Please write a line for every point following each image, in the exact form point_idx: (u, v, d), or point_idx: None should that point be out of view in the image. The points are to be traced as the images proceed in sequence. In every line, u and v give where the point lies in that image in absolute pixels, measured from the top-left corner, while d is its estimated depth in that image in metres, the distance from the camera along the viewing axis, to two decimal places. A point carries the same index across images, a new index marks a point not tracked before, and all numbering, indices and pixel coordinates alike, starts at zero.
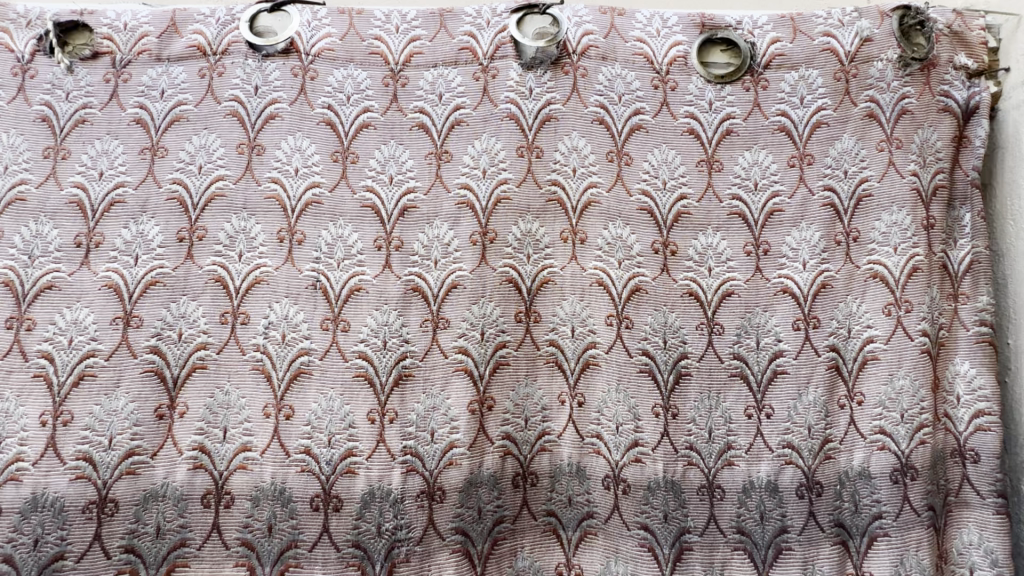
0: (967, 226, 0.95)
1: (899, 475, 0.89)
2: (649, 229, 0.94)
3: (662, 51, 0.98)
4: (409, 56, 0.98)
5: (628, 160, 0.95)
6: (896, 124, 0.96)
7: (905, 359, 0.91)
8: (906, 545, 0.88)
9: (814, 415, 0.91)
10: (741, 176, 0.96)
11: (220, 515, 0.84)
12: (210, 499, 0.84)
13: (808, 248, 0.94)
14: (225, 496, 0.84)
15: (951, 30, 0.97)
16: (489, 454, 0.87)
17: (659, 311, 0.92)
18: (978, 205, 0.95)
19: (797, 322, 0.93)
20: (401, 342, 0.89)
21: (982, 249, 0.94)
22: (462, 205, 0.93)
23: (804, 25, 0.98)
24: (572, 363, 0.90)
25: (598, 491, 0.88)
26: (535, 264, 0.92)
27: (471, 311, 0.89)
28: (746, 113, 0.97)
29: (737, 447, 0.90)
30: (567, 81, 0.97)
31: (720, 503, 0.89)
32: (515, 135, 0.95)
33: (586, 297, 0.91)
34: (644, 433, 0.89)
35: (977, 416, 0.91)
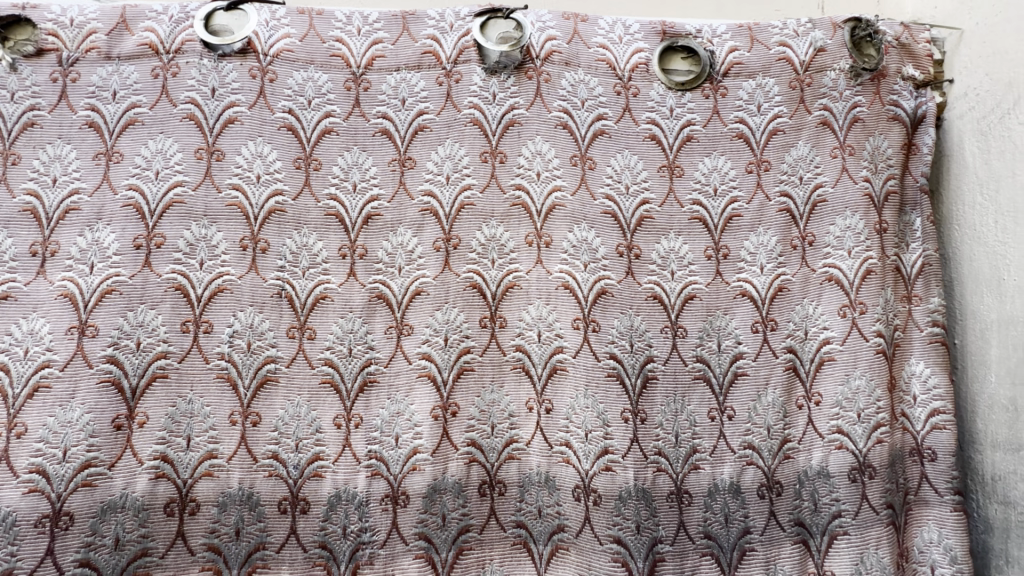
0: (917, 230, 0.99)
1: (857, 473, 0.93)
2: (613, 232, 0.95)
3: (624, 58, 0.99)
4: (371, 59, 0.97)
5: (591, 163, 0.96)
6: (848, 132, 0.99)
7: (860, 359, 0.94)
8: (866, 543, 0.92)
9: (773, 415, 0.93)
10: (702, 182, 0.97)
11: (184, 522, 0.83)
12: (174, 507, 0.83)
13: (765, 252, 0.96)
14: (190, 504, 0.83)
15: (900, 43, 1.01)
16: (453, 461, 0.87)
17: (625, 315, 0.93)
18: (928, 210, 0.99)
19: (756, 324, 0.95)
20: (366, 348, 0.89)
21: (933, 253, 0.98)
22: (426, 211, 0.93)
23: (761, 35, 1.00)
24: (539, 369, 0.90)
25: (569, 502, 0.88)
26: (500, 269, 0.93)
27: (434, 317, 0.90)
28: (705, 120, 0.99)
29: (702, 451, 0.92)
30: (531, 86, 0.97)
31: (688, 508, 0.91)
32: (478, 141, 0.95)
33: (551, 301, 0.92)
34: (613, 439, 0.89)
35: (933, 415, 0.95)
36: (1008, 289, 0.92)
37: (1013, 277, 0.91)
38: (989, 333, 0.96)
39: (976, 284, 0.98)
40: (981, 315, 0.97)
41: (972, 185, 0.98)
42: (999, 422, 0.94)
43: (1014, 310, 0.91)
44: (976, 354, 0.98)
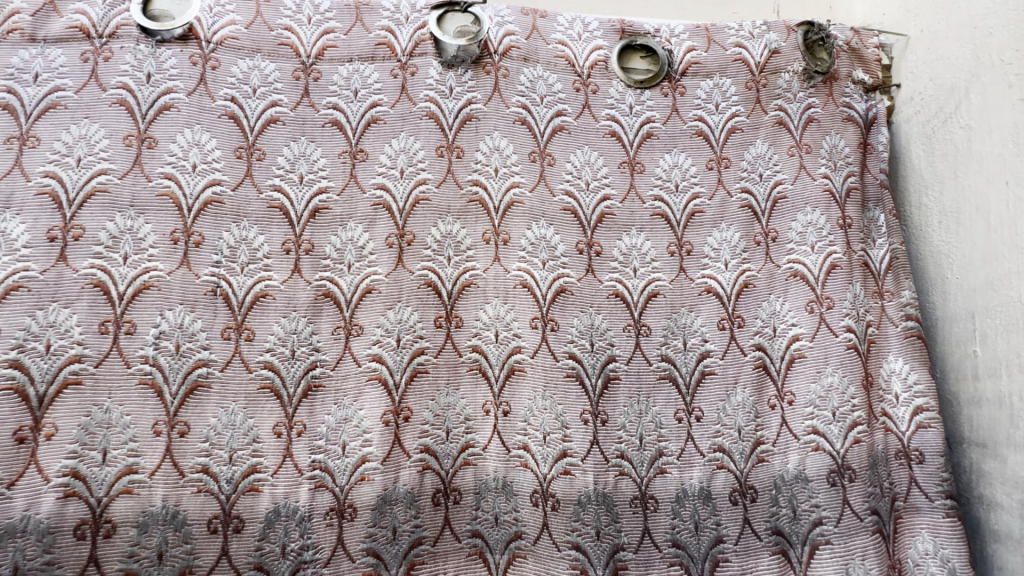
0: (882, 225, 1.01)
1: (837, 477, 0.91)
2: (574, 228, 0.92)
3: (583, 55, 0.98)
4: (321, 48, 0.93)
5: (551, 160, 0.94)
6: (804, 131, 1.01)
7: (830, 355, 0.94)
8: (851, 553, 0.89)
9: (743, 416, 0.91)
10: (663, 178, 0.97)
11: (98, 546, 0.74)
12: (85, 530, 0.74)
13: (729, 248, 0.96)
14: (104, 526, 0.74)
15: (850, 47, 1.04)
16: (406, 469, 0.82)
17: (585, 313, 0.90)
18: (891, 205, 1.02)
19: (721, 322, 0.94)
20: (311, 350, 0.83)
21: (900, 246, 1.00)
22: (378, 206, 0.88)
23: (718, 36, 1.01)
24: (497, 370, 0.87)
25: (526, 507, 0.84)
26: (456, 266, 0.89)
27: (386, 317, 0.85)
28: (665, 118, 0.98)
29: (669, 454, 0.89)
30: (489, 81, 0.95)
31: (654, 514, 0.87)
32: (434, 134, 0.92)
33: (509, 299, 0.88)
34: (572, 441, 0.86)
35: (917, 413, 0.95)
36: (951, 287, 0.97)
37: (956, 274, 0.96)
38: (935, 329, 1.00)
39: (922, 282, 1.02)
40: (927, 312, 1.02)
41: (917, 187, 1.03)
42: (946, 415, 0.99)
43: (959, 307, 0.96)
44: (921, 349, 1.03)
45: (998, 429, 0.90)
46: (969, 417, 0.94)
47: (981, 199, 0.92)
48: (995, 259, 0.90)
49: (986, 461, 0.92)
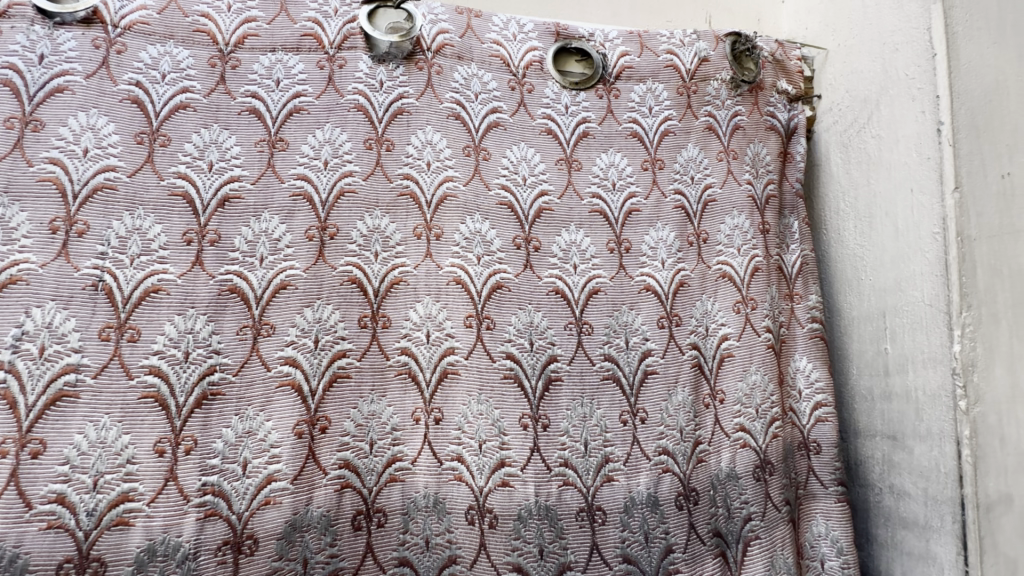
0: (795, 232, 1.04)
1: (760, 472, 0.92)
2: (510, 223, 0.88)
3: (518, 55, 0.97)
4: (241, 37, 0.87)
5: (485, 154, 0.91)
6: (731, 137, 1.03)
7: (754, 354, 0.96)
8: (774, 544, 0.90)
9: (684, 416, 0.89)
10: (600, 176, 0.95)
11: None
12: None
13: (665, 246, 0.95)
14: None
15: (775, 59, 1.09)
16: (322, 488, 0.73)
17: (523, 310, 0.85)
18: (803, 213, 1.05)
19: (661, 320, 0.91)
20: (209, 352, 0.73)
21: (809, 252, 1.03)
22: (297, 197, 0.82)
23: (650, 42, 1.03)
24: (427, 374, 0.80)
25: (461, 527, 0.76)
26: (384, 263, 0.82)
27: (302, 316, 0.77)
28: (600, 118, 0.98)
29: (615, 460, 0.84)
30: (421, 77, 0.91)
31: (603, 527, 0.82)
32: (362, 127, 0.87)
33: (441, 297, 0.82)
34: (510, 450, 0.80)
35: (817, 408, 0.98)
36: (865, 289, 1.04)
37: (870, 277, 1.02)
38: (852, 328, 1.06)
39: (839, 284, 1.09)
40: (844, 312, 1.08)
41: (834, 193, 1.10)
42: (861, 410, 1.05)
43: (871, 307, 1.02)
44: (840, 347, 1.09)
45: (906, 422, 0.96)
46: (882, 411, 1.01)
47: (887, 206, 0.99)
48: (902, 263, 0.96)
49: (897, 452, 0.98)
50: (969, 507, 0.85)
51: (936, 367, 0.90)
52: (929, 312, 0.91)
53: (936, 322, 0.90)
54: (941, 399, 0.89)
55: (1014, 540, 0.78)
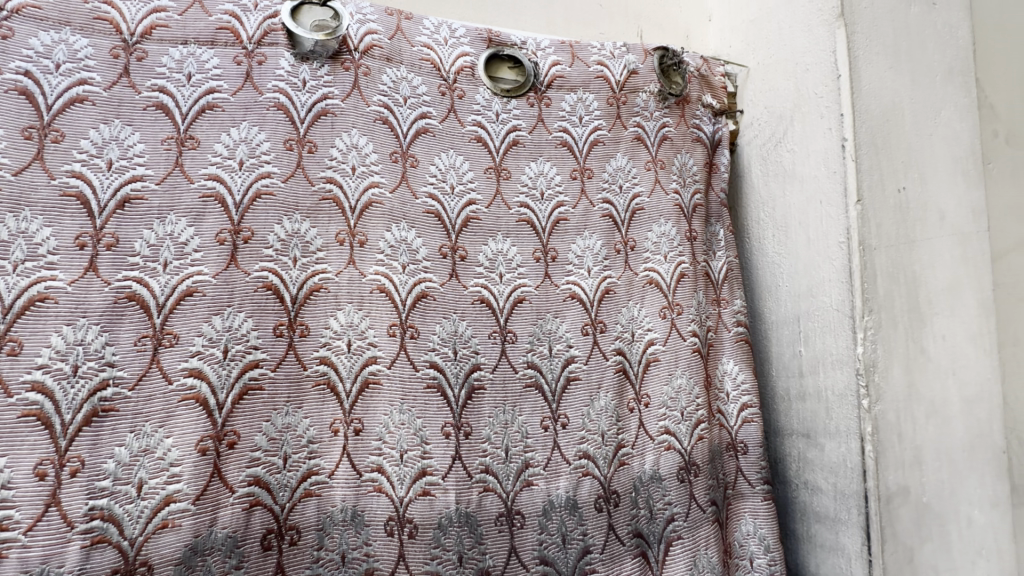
0: (721, 239, 1.09)
1: (684, 473, 0.96)
2: (436, 231, 0.88)
3: (448, 60, 0.96)
4: (149, 27, 0.80)
5: (413, 161, 0.89)
6: (659, 148, 1.06)
7: (679, 358, 0.99)
8: (697, 544, 0.94)
9: (606, 421, 0.91)
10: (528, 186, 0.96)
11: None
12: None
13: (591, 255, 0.97)
14: None
15: (700, 74, 1.13)
16: (229, 506, 0.70)
17: (447, 319, 0.85)
18: (728, 222, 1.10)
19: (585, 327, 0.93)
20: (102, 365, 0.68)
21: (735, 259, 1.08)
22: (207, 198, 0.77)
23: (581, 53, 1.04)
24: (348, 385, 0.78)
25: (379, 539, 0.75)
26: (303, 269, 0.79)
27: (211, 324, 0.73)
28: (531, 126, 0.98)
29: (535, 466, 0.86)
30: (348, 77, 0.88)
31: (521, 531, 0.83)
32: (282, 127, 0.83)
33: (364, 305, 0.80)
34: (432, 459, 0.79)
35: (744, 410, 1.03)
36: (783, 295, 1.09)
37: (786, 283, 1.08)
38: (772, 332, 1.12)
39: (761, 290, 1.14)
40: (765, 317, 1.13)
41: (755, 204, 1.15)
42: (780, 410, 1.10)
43: (788, 312, 1.08)
44: (762, 350, 1.14)
45: (817, 421, 1.02)
46: (797, 411, 1.06)
47: (801, 216, 1.05)
48: (814, 270, 1.02)
49: (810, 449, 1.03)
50: (872, 499, 0.93)
51: (843, 368, 0.97)
52: (836, 317, 0.98)
53: (843, 326, 0.97)
54: (847, 398, 0.96)
55: (913, 528, 0.94)
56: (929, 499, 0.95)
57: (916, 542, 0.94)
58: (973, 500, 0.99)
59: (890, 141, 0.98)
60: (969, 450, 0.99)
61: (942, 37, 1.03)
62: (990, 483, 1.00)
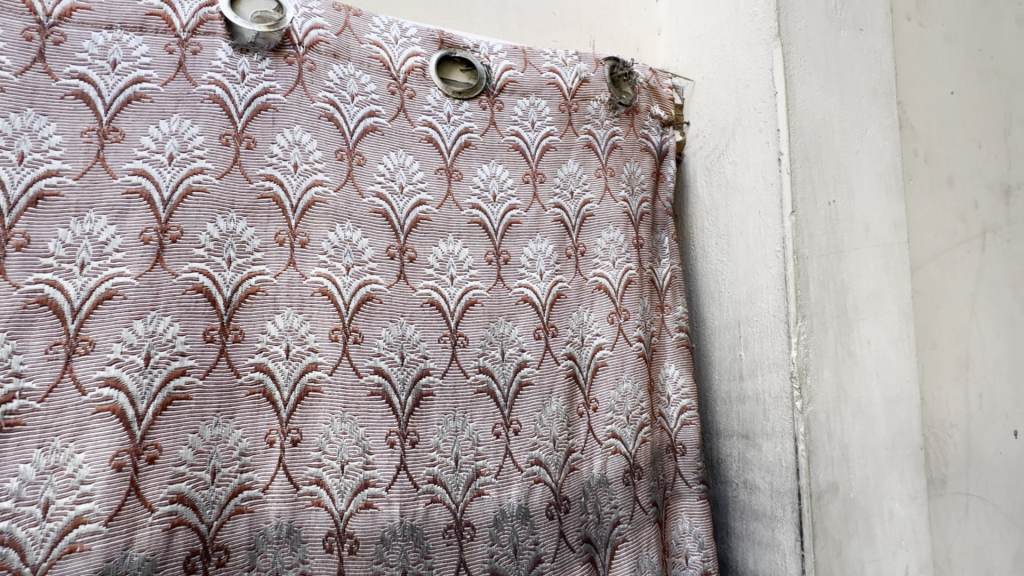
0: (666, 247, 1.11)
1: (629, 476, 0.96)
2: (384, 232, 0.85)
3: (399, 59, 0.93)
4: (68, 9, 0.72)
5: (360, 159, 0.86)
6: (609, 155, 1.08)
7: (626, 362, 1.00)
8: (640, 545, 0.95)
9: (557, 426, 0.91)
10: (480, 187, 0.94)
11: None
12: None
13: (543, 259, 0.97)
14: None
15: (649, 85, 1.15)
16: (149, 527, 0.64)
17: (393, 323, 0.82)
18: (672, 229, 1.12)
19: (537, 331, 0.93)
20: (8, 376, 0.62)
21: (678, 266, 1.11)
22: (132, 194, 0.71)
23: (534, 59, 1.04)
24: (286, 393, 0.74)
25: (317, 556, 0.72)
26: (239, 270, 0.75)
27: (132, 329, 0.67)
28: (483, 130, 0.97)
29: (486, 474, 0.84)
30: (291, 72, 0.84)
31: (471, 543, 0.81)
32: (218, 121, 0.78)
33: (304, 309, 0.77)
34: (375, 469, 0.76)
35: (683, 412, 1.05)
36: (725, 300, 1.12)
37: (727, 289, 1.11)
38: (715, 336, 1.15)
39: (704, 295, 1.17)
40: (708, 322, 1.16)
41: (699, 212, 1.18)
42: (721, 412, 1.13)
43: (730, 317, 1.11)
44: (704, 354, 1.17)
45: (756, 422, 1.05)
46: (737, 413, 1.09)
47: (741, 225, 1.09)
48: (752, 276, 1.06)
49: (749, 449, 1.06)
50: (805, 497, 0.96)
51: (779, 371, 1.00)
52: (773, 321, 1.02)
53: (779, 330, 1.01)
54: (783, 400, 1.00)
55: (841, 522, 0.98)
56: (855, 494, 1.00)
57: (843, 537, 0.98)
58: (895, 494, 1.05)
59: (820, 155, 1.03)
60: (890, 447, 1.06)
61: (867, 60, 1.10)
62: (910, 478, 1.07)
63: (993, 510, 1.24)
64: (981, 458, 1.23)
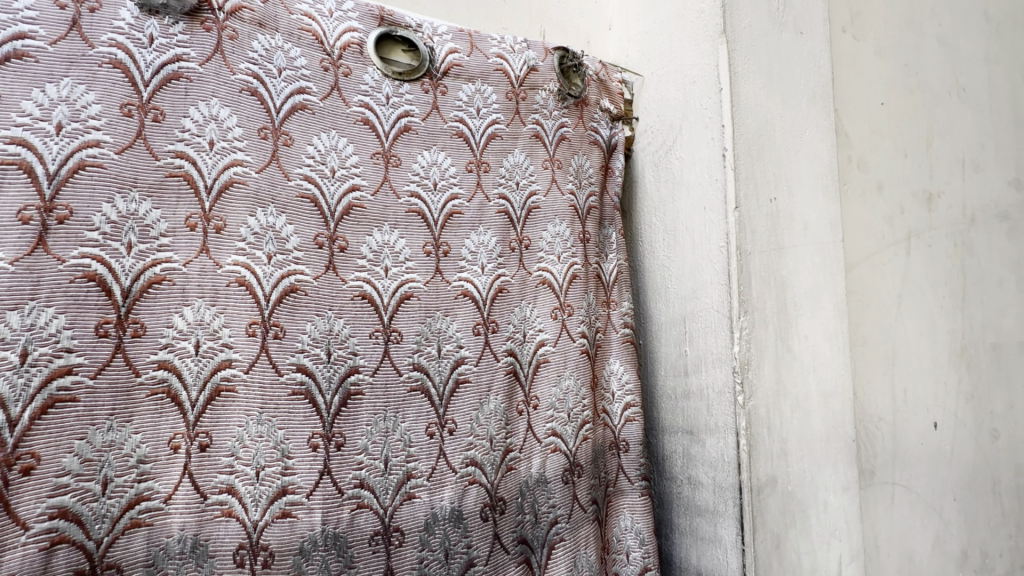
0: (613, 242, 1.10)
1: (568, 474, 0.95)
2: (312, 220, 0.79)
3: (333, 34, 0.85)
4: None
5: (287, 139, 0.79)
6: (557, 147, 1.05)
7: (569, 359, 0.98)
8: (578, 544, 0.94)
9: (495, 425, 0.88)
10: (420, 175, 0.89)
11: None
12: None
13: (485, 251, 0.93)
14: None
15: (599, 78, 1.13)
16: (22, 547, 0.56)
17: (320, 317, 0.77)
18: (620, 225, 1.11)
19: (476, 326, 0.90)
20: None
21: (624, 262, 1.10)
22: (7, 165, 0.61)
23: (480, 43, 0.99)
24: (193, 394, 0.67)
25: (227, 570, 0.66)
26: (141, 257, 0.67)
27: (4, 323, 0.58)
28: (424, 114, 0.92)
29: (418, 477, 0.80)
30: (209, 39, 0.75)
31: (399, 550, 0.77)
32: (119, 89, 0.68)
33: (218, 301, 0.70)
34: (295, 475, 0.72)
35: (627, 409, 1.04)
36: (671, 297, 1.13)
37: (674, 286, 1.12)
38: (661, 332, 1.15)
39: (651, 291, 1.17)
40: (654, 318, 1.16)
41: (647, 208, 1.18)
42: (666, 409, 1.14)
43: (675, 313, 1.11)
44: (650, 350, 1.17)
45: (700, 417, 1.07)
46: (681, 409, 1.10)
47: (687, 221, 1.09)
48: (698, 273, 1.07)
49: (694, 445, 1.07)
50: (746, 491, 0.98)
51: (722, 367, 1.02)
52: (717, 318, 1.03)
53: (722, 326, 1.02)
54: (725, 395, 1.01)
55: (779, 514, 1.01)
56: (793, 487, 1.03)
57: (782, 529, 1.01)
58: (829, 486, 1.09)
59: (762, 154, 1.04)
60: (824, 440, 1.09)
61: (807, 64, 1.13)
62: (843, 470, 1.12)
63: (915, 498, 1.31)
64: (905, 448, 1.31)
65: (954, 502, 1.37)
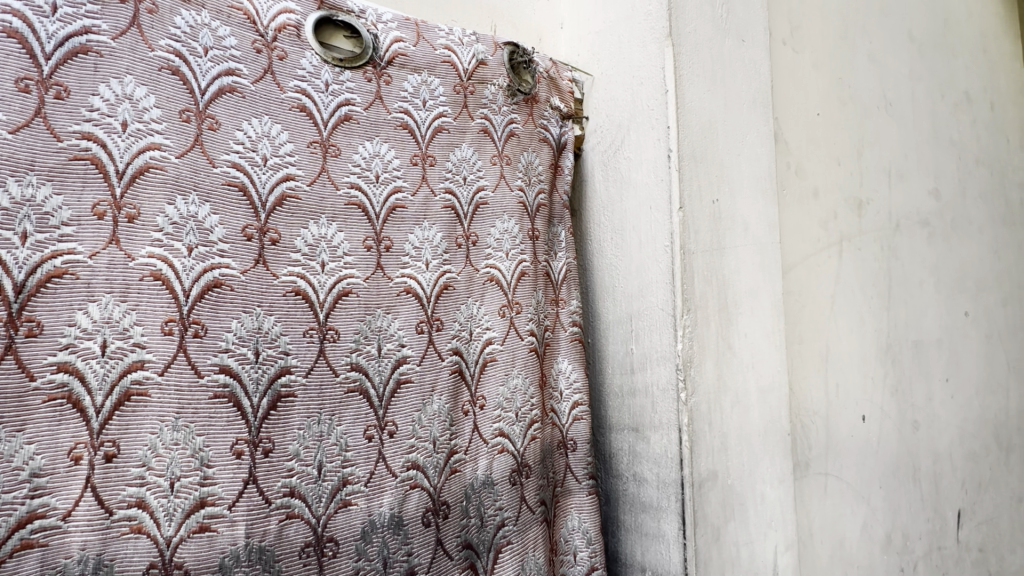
0: (562, 241, 1.10)
1: (516, 476, 0.94)
2: (241, 210, 0.73)
3: (267, 13, 0.79)
4: None
5: (213, 123, 0.73)
6: (505, 143, 1.04)
7: (516, 358, 0.97)
8: (526, 547, 0.93)
9: (438, 426, 0.86)
10: (361, 166, 0.85)
11: None
12: None
13: (430, 248, 0.90)
14: None
15: (549, 76, 1.12)
16: None
17: (248, 314, 0.72)
18: (569, 224, 1.11)
19: (419, 324, 0.87)
20: None
21: (573, 261, 1.10)
22: None
23: (427, 33, 0.96)
24: (99, 399, 0.61)
25: None
26: (37, 248, 0.60)
27: None
28: (367, 104, 0.87)
29: (355, 483, 0.76)
30: (123, 11, 0.68)
31: (333, 560, 0.74)
32: (13, 61, 0.60)
33: (129, 297, 0.64)
34: (216, 485, 0.67)
35: (574, 408, 1.04)
36: (618, 296, 1.13)
37: (621, 284, 1.12)
38: (609, 331, 1.16)
39: (599, 290, 1.17)
40: (602, 317, 1.17)
41: (596, 207, 1.18)
42: (613, 406, 1.14)
43: (623, 312, 1.12)
44: (599, 349, 1.17)
45: (644, 414, 1.08)
46: (628, 407, 1.11)
47: (634, 221, 1.10)
48: (644, 271, 1.08)
49: (639, 442, 1.09)
50: (687, 486, 1.00)
51: (666, 364, 1.03)
52: (662, 316, 1.05)
53: (667, 324, 1.03)
54: (669, 392, 1.03)
55: (719, 507, 1.03)
56: (732, 481, 1.06)
57: (721, 522, 1.03)
58: (766, 478, 1.13)
59: (706, 156, 1.07)
60: (762, 434, 1.13)
61: (749, 71, 1.16)
62: (779, 463, 1.16)
63: (846, 488, 1.38)
64: (837, 441, 1.37)
65: (880, 490, 1.45)
